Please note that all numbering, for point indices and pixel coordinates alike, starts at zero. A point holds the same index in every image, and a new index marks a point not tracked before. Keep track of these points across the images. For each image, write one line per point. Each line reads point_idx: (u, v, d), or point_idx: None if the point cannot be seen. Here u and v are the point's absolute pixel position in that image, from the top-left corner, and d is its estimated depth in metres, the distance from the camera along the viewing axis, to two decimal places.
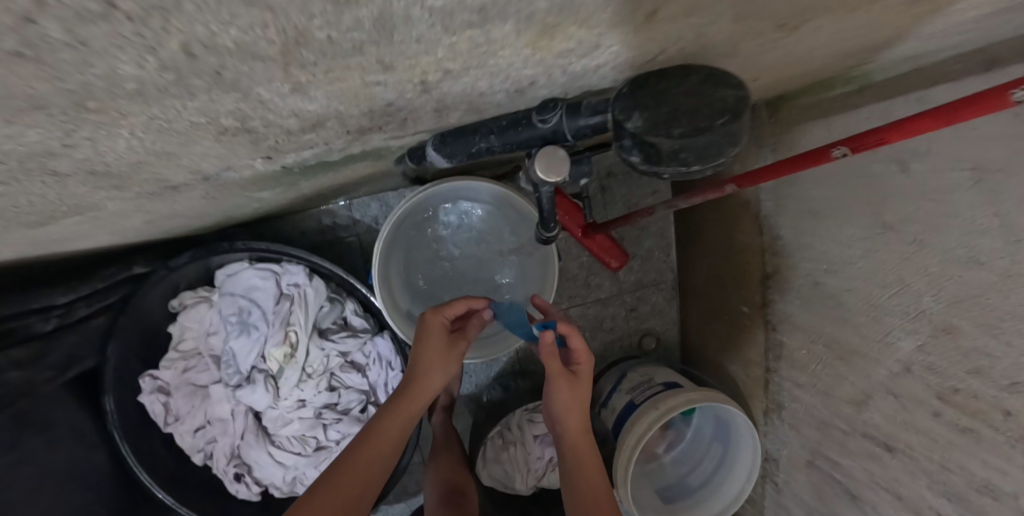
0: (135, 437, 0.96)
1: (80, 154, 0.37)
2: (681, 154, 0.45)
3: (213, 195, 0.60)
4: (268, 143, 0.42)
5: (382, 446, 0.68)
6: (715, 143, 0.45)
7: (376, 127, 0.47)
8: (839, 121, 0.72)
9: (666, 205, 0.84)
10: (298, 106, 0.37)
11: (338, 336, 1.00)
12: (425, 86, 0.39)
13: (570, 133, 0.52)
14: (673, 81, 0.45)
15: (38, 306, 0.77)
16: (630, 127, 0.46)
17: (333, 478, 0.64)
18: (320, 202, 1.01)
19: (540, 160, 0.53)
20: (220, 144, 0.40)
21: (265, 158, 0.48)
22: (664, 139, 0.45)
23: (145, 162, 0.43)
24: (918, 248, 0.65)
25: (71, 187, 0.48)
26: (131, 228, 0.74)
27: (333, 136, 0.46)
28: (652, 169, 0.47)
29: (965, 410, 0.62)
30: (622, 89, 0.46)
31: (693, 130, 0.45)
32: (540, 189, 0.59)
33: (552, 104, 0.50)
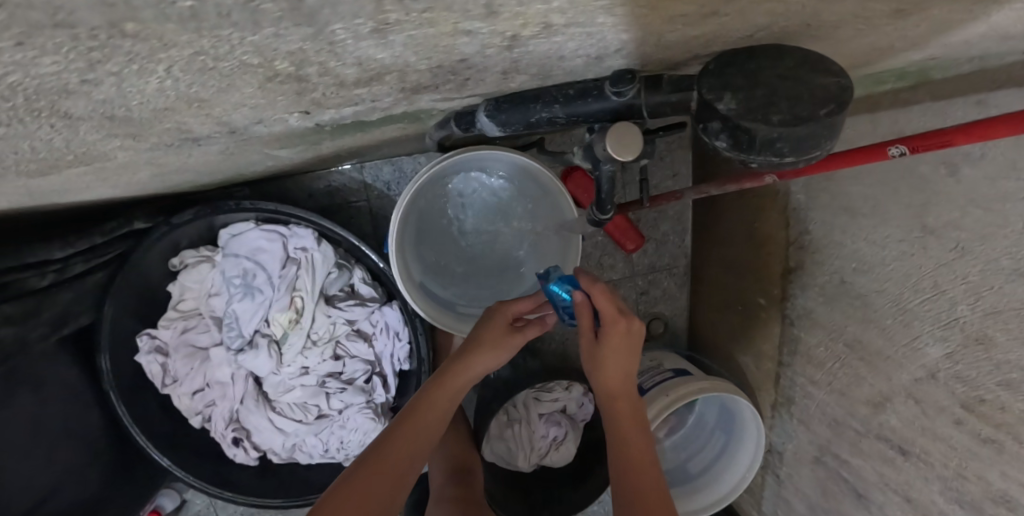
0: (131, 396, 0.94)
1: (100, 94, 0.30)
2: (776, 142, 0.43)
3: (230, 151, 0.54)
4: (316, 99, 0.39)
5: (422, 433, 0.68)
6: (813, 135, 0.43)
7: (432, 86, 0.44)
8: (887, 117, 0.69)
9: (695, 192, 0.79)
10: (369, 54, 0.32)
11: (345, 304, 0.97)
12: (513, 41, 0.35)
13: (645, 109, 0.50)
14: (765, 63, 0.44)
15: (34, 261, 0.72)
16: (722, 108, 0.44)
17: (372, 461, 0.64)
18: (331, 164, 0.97)
19: (612, 134, 0.50)
20: (266, 100, 0.37)
21: (303, 112, 0.42)
22: (760, 125, 0.43)
23: (172, 108, 0.35)
24: (959, 255, 0.62)
25: (94, 152, 0.43)
26: (138, 184, 0.68)
27: (385, 92, 0.41)
28: (739, 156, 0.46)
29: (991, 421, 0.61)
30: (707, 67, 0.46)
31: (793, 118, 0.42)
32: (601, 167, 0.57)
33: (630, 77, 0.47)
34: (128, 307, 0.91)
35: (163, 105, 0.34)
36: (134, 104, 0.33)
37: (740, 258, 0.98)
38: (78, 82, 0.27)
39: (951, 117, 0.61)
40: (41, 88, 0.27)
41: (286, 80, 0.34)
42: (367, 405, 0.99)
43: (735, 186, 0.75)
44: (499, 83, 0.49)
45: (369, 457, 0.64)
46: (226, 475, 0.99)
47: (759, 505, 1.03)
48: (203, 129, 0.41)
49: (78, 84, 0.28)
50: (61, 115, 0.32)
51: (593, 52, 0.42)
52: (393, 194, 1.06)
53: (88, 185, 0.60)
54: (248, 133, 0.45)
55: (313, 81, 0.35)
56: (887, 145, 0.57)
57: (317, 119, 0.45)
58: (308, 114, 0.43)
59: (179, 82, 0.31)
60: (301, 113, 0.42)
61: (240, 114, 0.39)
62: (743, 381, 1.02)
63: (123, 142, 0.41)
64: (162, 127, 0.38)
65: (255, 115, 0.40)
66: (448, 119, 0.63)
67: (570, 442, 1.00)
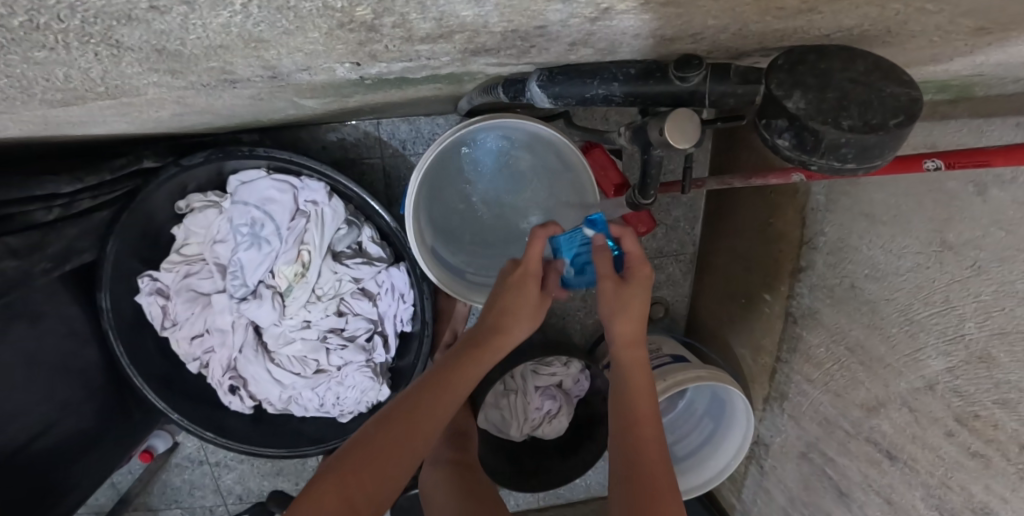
0: (128, 335, 0.93)
1: (160, 24, 0.29)
2: (841, 148, 0.44)
3: (261, 96, 0.52)
4: (373, 52, 0.38)
5: (449, 393, 0.66)
6: (880, 144, 0.43)
7: (495, 49, 0.42)
8: (920, 128, 0.69)
9: (720, 182, 0.74)
10: (454, 10, 0.32)
11: (353, 262, 0.96)
12: (606, 12, 0.36)
13: (707, 98, 0.49)
14: (836, 64, 0.44)
15: (42, 194, 0.70)
16: (791, 106, 0.44)
17: (395, 417, 0.63)
18: (348, 117, 0.95)
19: (670, 119, 0.49)
20: (323, 49, 0.36)
21: (354, 64, 0.40)
22: (829, 128, 0.43)
23: (226, 47, 0.33)
24: (974, 274, 0.61)
25: (127, 86, 0.40)
26: (154, 122, 0.66)
27: (446, 51, 0.40)
28: (800, 157, 0.46)
29: (983, 436, 0.62)
30: (776, 61, 0.46)
31: (863, 125, 0.42)
32: (649, 151, 0.55)
33: (696, 62, 0.47)
34: (131, 245, 0.90)
35: (217, 43, 0.32)
36: (190, 39, 0.31)
37: (751, 252, 0.99)
38: (146, 7, 0.27)
39: (988, 136, 0.60)
40: (105, 6, 0.26)
41: (357, 28, 0.33)
42: (366, 364, 1.00)
43: (761, 181, 0.71)
44: (560, 54, 0.48)
45: (393, 413, 0.63)
46: (221, 421, 1.00)
47: (738, 492, 1.06)
48: (245, 72, 0.39)
49: (145, 9, 0.27)
50: (110, 42, 0.30)
51: (666, 35, 0.43)
52: (408, 153, 1.04)
53: (106, 119, 0.57)
54: (288, 80, 0.44)
55: (381, 32, 0.34)
56: (922, 158, 0.54)
57: (364, 72, 0.43)
58: (358, 66, 0.41)
59: (247, 19, 0.30)
60: (351, 65, 0.40)
61: (291, 60, 0.37)
62: (739, 372, 1.04)
63: (159, 78, 0.39)
64: (205, 66, 0.36)
65: (306, 63, 0.38)
66: (497, 83, 0.60)
67: (563, 416, 1.03)
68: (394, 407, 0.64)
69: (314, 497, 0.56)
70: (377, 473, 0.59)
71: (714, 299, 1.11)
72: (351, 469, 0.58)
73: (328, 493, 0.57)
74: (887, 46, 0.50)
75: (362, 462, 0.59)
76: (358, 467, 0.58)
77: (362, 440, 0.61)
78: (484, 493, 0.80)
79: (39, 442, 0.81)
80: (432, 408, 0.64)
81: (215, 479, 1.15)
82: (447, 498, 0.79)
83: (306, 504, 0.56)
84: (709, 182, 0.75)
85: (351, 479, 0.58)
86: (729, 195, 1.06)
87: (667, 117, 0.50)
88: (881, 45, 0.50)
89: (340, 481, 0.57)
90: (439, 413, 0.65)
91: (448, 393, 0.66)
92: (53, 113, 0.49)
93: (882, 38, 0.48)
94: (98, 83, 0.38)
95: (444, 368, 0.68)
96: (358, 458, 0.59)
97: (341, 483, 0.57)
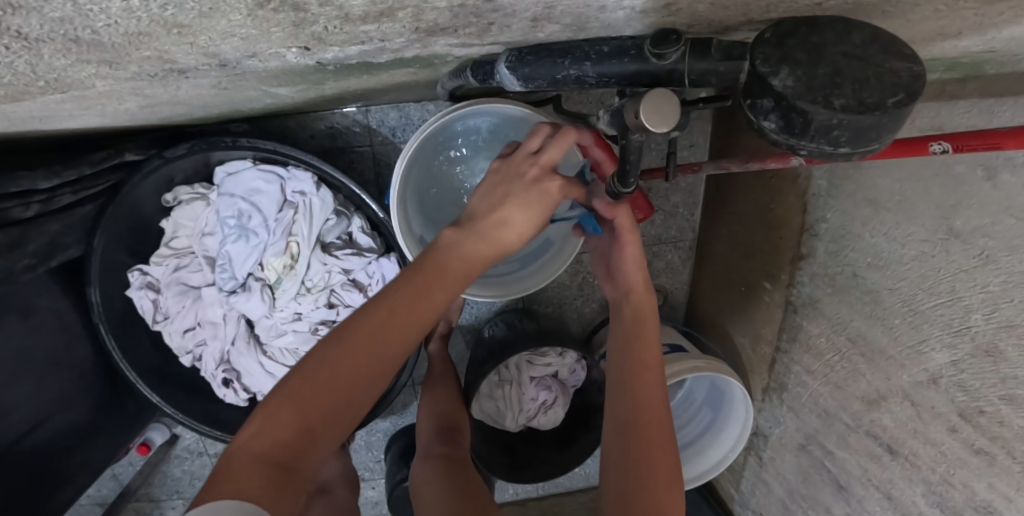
0: (120, 329, 0.93)
1: (54, 8, 0.27)
2: (833, 130, 0.40)
3: (224, 86, 0.50)
4: (316, 34, 0.35)
5: (416, 304, 0.58)
6: (877, 126, 0.39)
7: (452, 27, 0.40)
8: (927, 108, 0.64)
9: (717, 167, 0.69)
10: None
11: (342, 253, 0.94)
12: None
13: (686, 77, 0.45)
14: (830, 37, 0.40)
15: (19, 189, 0.69)
16: (777, 84, 0.40)
17: (355, 334, 0.55)
18: (334, 105, 0.92)
19: (645, 100, 0.43)
20: (257, 32, 0.33)
21: (302, 49, 0.38)
22: (819, 108, 0.39)
23: (146, 33, 0.31)
24: (982, 263, 0.57)
25: (66, 79, 0.38)
26: (125, 115, 0.64)
27: (398, 32, 0.38)
28: (787, 141, 0.42)
29: (987, 433, 0.59)
30: (764, 34, 0.42)
31: (857, 104, 0.38)
32: (628, 135, 0.51)
33: (675, 37, 0.43)
34: (119, 239, 0.89)
35: (135, 29, 0.30)
36: (100, 26, 0.29)
37: (750, 238, 0.96)
38: None
39: (998, 117, 0.56)
40: None
41: (281, 8, 0.31)
42: None
43: (758, 166, 0.67)
44: (527, 31, 0.45)
45: (350, 332, 0.55)
46: (215, 414, 1.00)
47: (738, 482, 1.05)
48: (187, 60, 0.37)
49: None
50: (11, 34, 0.28)
51: (638, 7, 0.40)
52: (398, 141, 1.02)
53: (70, 113, 0.55)
54: (242, 68, 0.41)
55: (313, 11, 0.32)
56: (928, 142, 0.51)
57: (319, 57, 0.41)
58: (308, 50, 0.39)
59: (150, 3, 0.28)
60: (299, 49, 0.38)
61: (229, 45, 0.35)
62: (737, 361, 1.02)
63: (97, 69, 0.36)
64: (139, 55, 0.34)
65: (247, 48, 0.36)
66: (467, 66, 0.57)
67: (559, 407, 1.01)
68: (352, 323, 0.56)
69: (265, 423, 0.51)
70: (336, 397, 0.53)
71: (714, 287, 1.09)
72: (306, 393, 0.52)
73: (281, 419, 0.51)
74: (888, 17, 0.46)
75: (318, 385, 0.53)
76: (312, 392, 0.52)
77: (316, 360, 0.54)
78: (475, 490, 0.78)
79: (34, 436, 0.81)
80: (397, 328, 0.56)
81: None
82: (442, 495, 0.77)
83: (256, 427, 0.51)
84: (705, 166, 0.72)
85: (306, 404, 0.52)
86: (730, 179, 1.02)
87: (644, 95, 0.45)
88: (882, 16, 0.46)
89: (292, 406, 0.52)
90: (408, 332, 0.57)
91: (418, 307, 0.58)
92: (9, 110, 0.47)
93: (882, 7, 0.44)
94: (32, 77, 0.36)
95: (410, 280, 0.59)
96: (313, 379, 0.53)
97: (295, 408, 0.52)
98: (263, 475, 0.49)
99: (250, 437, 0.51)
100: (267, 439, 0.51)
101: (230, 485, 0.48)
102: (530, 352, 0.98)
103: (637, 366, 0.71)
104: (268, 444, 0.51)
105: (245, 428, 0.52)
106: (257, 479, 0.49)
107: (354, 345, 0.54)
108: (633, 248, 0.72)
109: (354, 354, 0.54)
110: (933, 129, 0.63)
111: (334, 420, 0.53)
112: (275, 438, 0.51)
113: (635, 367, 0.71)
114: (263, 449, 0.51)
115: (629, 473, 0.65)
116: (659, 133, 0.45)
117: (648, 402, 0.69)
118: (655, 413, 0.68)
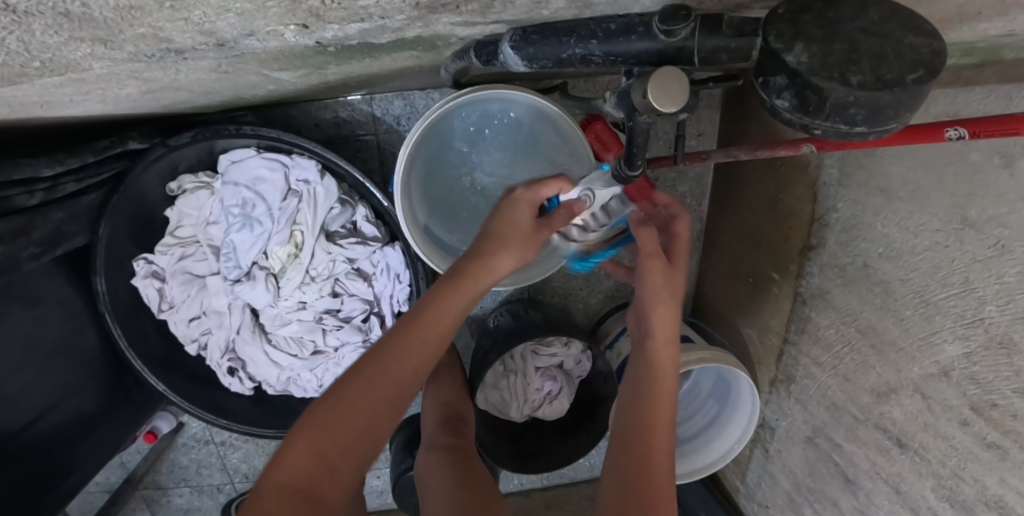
0: (126, 317, 0.93)
1: None
2: (849, 108, 0.38)
3: (224, 68, 0.49)
4: (313, 9, 0.34)
5: (426, 341, 0.62)
6: (895, 103, 0.37)
7: (453, 5, 0.38)
8: (942, 94, 0.63)
9: (725, 155, 0.67)
10: None
11: (347, 242, 0.94)
12: None
13: (695, 54, 0.44)
14: (846, 12, 0.39)
15: (21, 177, 0.68)
16: (791, 61, 0.39)
17: (370, 369, 0.59)
18: (340, 93, 0.92)
19: (652, 79, 0.42)
20: (253, 7, 0.33)
21: (301, 26, 0.37)
22: (835, 85, 0.37)
23: (137, 6, 0.30)
24: (997, 254, 0.56)
25: (64, 60, 0.37)
26: (126, 101, 0.63)
27: (398, 7, 0.36)
28: (802, 120, 0.41)
29: (1000, 427, 0.57)
30: (777, 9, 0.40)
31: (875, 80, 0.37)
32: (633, 115, 0.49)
33: (684, 12, 0.42)
34: (124, 228, 0.89)
35: (126, 3, 0.30)
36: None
37: (759, 229, 0.95)
38: None
39: (1017, 102, 0.54)
40: None
41: None
42: (363, 345, 1.00)
43: (768, 154, 0.65)
44: (531, 9, 0.43)
45: (366, 368, 0.59)
46: (221, 402, 1.01)
47: (743, 475, 1.04)
48: (184, 39, 0.36)
49: None
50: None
51: None
52: (403, 129, 1.01)
53: (71, 98, 0.55)
54: (240, 48, 0.41)
55: None
56: (944, 126, 0.48)
57: (317, 36, 0.40)
58: (306, 28, 0.38)
59: None
60: (298, 27, 0.37)
61: (225, 22, 0.34)
62: (745, 354, 1.01)
63: (92, 48, 0.36)
64: (134, 32, 0.34)
65: (245, 26, 0.35)
66: (469, 47, 0.56)
67: (564, 397, 1.01)
68: (369, 359, 0.60)
69: (289, 453, 0.55)
70: (355, 430, 0.57)
71: (722, 278, 1.08)
72: (324, 420, 0.56)
73: (302, 450, 0.55)
74: None
75: (336, 419, 0.56)
76: (331, 424, 0.56)
77: (336, 394, 0.58)
78: (477, 480, 0.78)
79: (41, 424, 0.82)
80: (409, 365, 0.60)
81: (221, 458, 1.18)
82: (444, 487, 0.77)
83: (281, 456, 0.55)
84: (714, 153, 0.70)
85: (325, 433, 0.56)
86: (739, 168, 1.01)
87: (650, 75, 0.43)
88: None
89: (312, 438, 0.56)
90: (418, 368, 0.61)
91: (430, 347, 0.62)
92: (9, 93, 0.47)
93: None
94: (26, 56, 0.35)
95: (423, 316, 0.62)
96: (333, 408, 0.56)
97: (314, 434, 0.56)
98: (285, 503, 0.53)
99: (274, 465, 0.55)
100: (289, 468, 0.54)
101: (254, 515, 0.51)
102: (536, 342, 0.98)
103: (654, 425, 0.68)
104: (290, 474, 0.54)
105: (273, 455, 0.56)
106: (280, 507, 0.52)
107: (368, 381, 0.58)
108: (661, 278, 0.72)
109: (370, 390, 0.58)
110: (949, 116, 0.62)
111: (350, 451, 0.57)
112: (296, 469, 0.54)
113: (649, 425, 0.68)
114: (284, 475, 0.54)
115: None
116: (667, 113, 0.44)
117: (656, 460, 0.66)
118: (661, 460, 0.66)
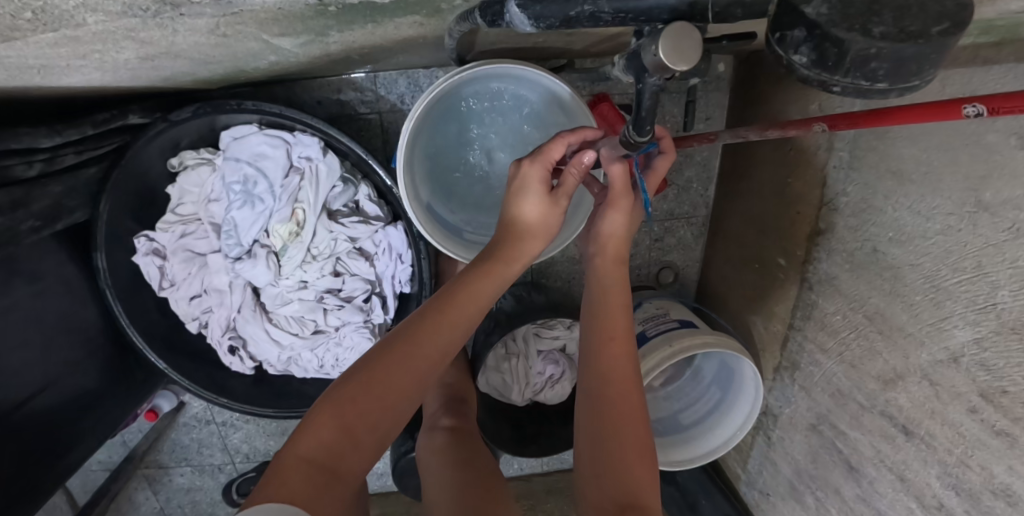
0: (125, 293, 0.92)
1: None
2: (870, 61, 0.39)
3: (222, 30, 0.48)
4: None
5: (455, 319, 0.61)
6: (919, 56, 0.38)
7: None
8: (960, 74, 0.60)
9: (732, 135, 0.66)
10: None
11: (349, 220, 0.93)
12: None
13: (709, 10, 0.43)
14: None
15: (20, 147, 0.68)
16: (810, 12, 0.39)
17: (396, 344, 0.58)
18: (342, 69, 0.91)
19: (665, 34, 0.41)
20: None
21: None
22: (856, 36, 0.38)
23: None
24: (1012, 237, 0.54)
25: (55, 9, 0.36)
26: (123, 69, 0.62)
27: None
28: (819, 75, 0.41)
29: (1010, 414, 0.56)
30: None
31: (898, 32, 0.37)
32: (642, 73, 0.47)
33: None
34: (125, 204, 0.89)
35: None
36: None
37: (766, 215, 0.94)
38: None
39: None
40: None
41: None
42: (365, 324, 0.99)
43: (778, 135, 0.62)
44: None
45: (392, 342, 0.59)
46: (222, 381, 1.00)
47: (745, 462, 1.04)
48: None
49: None
50: None
51: None
52: (406, 108, 1.00)
53: (67, 63, 0.54)
54: (236, 4, 0.40)
55: None
56: (961, 102, 0.44)
57: None
58: None
59: None
60: None
61: None
62: (749, 341, 1.01)
63: None
64: None
65: None
66: (473, 8, 0.53)
67: (564, 381, 1.02)
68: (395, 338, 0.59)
69: (312, 431, 0.53)
70: (377, 405, 0.55)
71: (728, 266, 1.07)
72: (348, 401, 0.55)
73: (324, 423, 0.54)
74: None
75: (355, 389, 0.55)
76: (354, 402, 0.55)
77: (357, 370, 0.57)
78: (476, 463, 0.77)
79: (41, 398, 0.82)
80: (435, 338, 0.60)
81: (222, 438, 1.19)
82: (444, 467, 0.76)
83: (301, 434, 0.53)
84: (723, 134, 0.68)
85: (349, 408, 0.54)
86: (746, 154, 1.00)
87: (662, 31, 0.42)
88: None
89: (335, 410, 0.54)
90: (443, 343, 0.60)
91: (457, 325, 0.61)
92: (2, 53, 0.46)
93: None
94: (17, 3, 0.34)
95: (457, 293, 0.62)
96: (356, 386, 0.55)
97: (334, 409, 0.54)
98: (306, 476, 0.51)
99: (295, 439, 0.54)
100: (311, 440, 0.53)
101: (275, 488, 0.50)
102: (538, 324, 0.98)
103: (608, 387, 0.66)
104: (312, 446, 0.53)
105: (293, 433, 0.54)
106: (300, 479, 0.51)
107: (395, 357, 0.57)
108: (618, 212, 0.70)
109: (395, 366, 0.57)
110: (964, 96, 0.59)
111: (374, 426, 0.55)
112: (318, 442, 0.53)
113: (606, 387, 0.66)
114: (306, 454, 0.52)
115: (596, 455, 0.64)
116: (680, 71, 0.43)
117: (622, 421, 0.64)
118: (630, 417, 0.64)
